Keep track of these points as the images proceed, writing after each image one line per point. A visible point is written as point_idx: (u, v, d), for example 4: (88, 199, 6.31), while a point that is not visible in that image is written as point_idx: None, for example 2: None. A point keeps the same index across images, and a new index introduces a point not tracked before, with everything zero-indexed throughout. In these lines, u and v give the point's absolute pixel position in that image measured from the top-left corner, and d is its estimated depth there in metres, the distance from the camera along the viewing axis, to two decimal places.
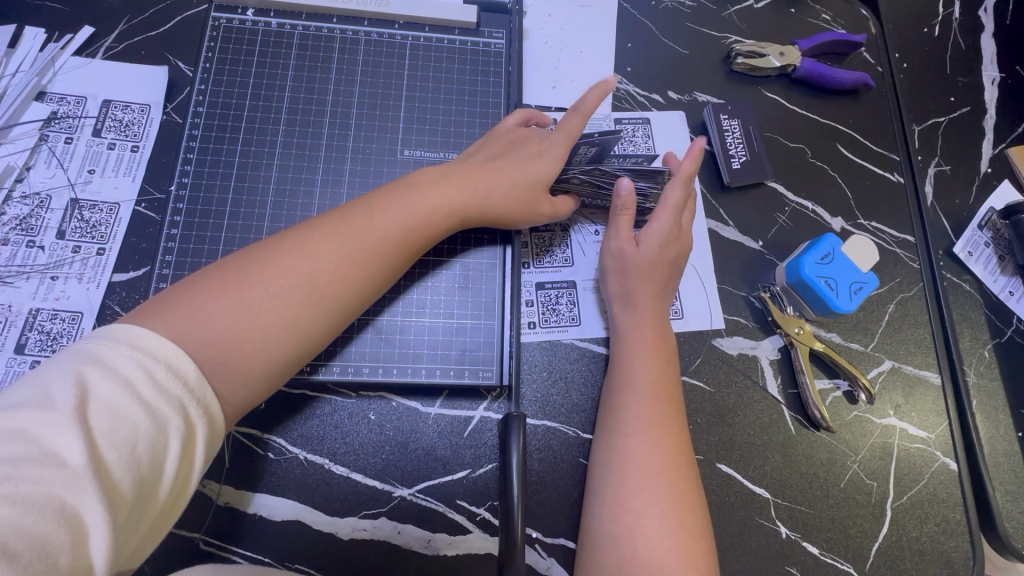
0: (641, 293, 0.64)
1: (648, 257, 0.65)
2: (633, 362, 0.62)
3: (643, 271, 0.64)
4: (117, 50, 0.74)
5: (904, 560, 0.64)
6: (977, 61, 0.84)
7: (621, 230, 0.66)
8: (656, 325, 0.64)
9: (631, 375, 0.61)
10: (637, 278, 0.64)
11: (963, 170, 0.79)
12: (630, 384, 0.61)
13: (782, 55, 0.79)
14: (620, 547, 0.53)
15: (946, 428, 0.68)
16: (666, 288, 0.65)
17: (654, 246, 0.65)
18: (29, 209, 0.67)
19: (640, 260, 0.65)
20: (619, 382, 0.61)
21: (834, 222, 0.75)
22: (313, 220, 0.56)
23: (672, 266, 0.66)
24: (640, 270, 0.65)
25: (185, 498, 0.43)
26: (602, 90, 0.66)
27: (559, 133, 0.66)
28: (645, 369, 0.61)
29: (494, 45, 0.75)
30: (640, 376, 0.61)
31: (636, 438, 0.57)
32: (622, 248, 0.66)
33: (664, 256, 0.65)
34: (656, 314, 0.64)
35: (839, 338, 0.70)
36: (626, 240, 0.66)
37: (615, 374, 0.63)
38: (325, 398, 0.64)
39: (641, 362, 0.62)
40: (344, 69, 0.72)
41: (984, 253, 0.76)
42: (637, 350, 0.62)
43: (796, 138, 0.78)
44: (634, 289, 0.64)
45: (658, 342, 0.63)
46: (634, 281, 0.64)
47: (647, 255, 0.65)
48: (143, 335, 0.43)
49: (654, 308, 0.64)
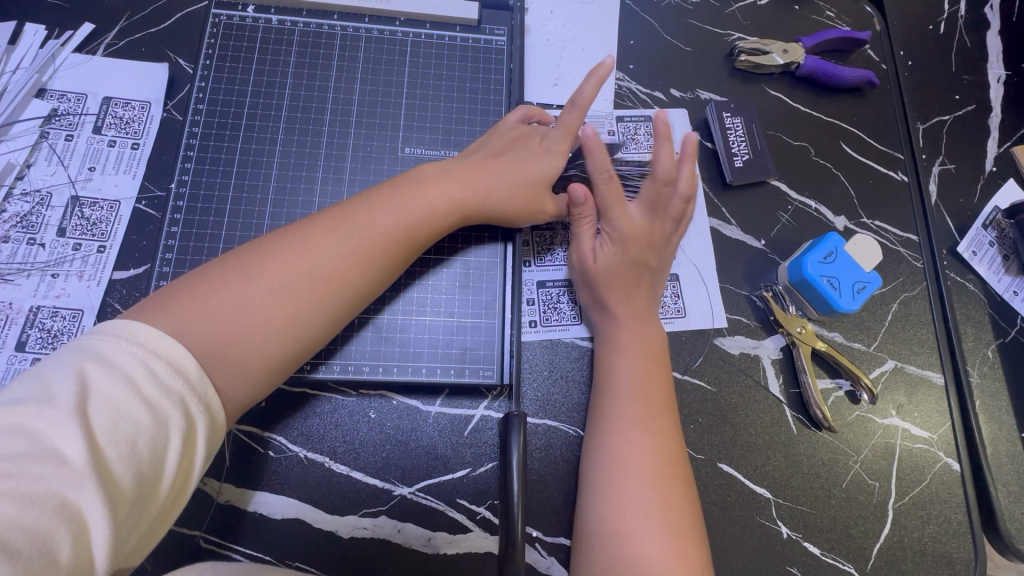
0: (603, 301, 0.64)
1: (605, 267, 0.64)
2: (610, 367, 0.62)
3: (601, 280, 0.64)
4: (118, 47, 0.74)
5: (906, 561, 0.63)
6: (982, 59, 0.83)
7: (580, 241, 0.66)
8: (631, 328, 0.63)
9: (611, 380, 0.61)
10: (598, 286, 0.64)
11: (968, 169, 0.79)
12: (609, 388, 0.61)
13: (786, 53, 0.78)
14: (608, 546, 0.53)
15: (949, 428, 0.68)
16: (633, 291, 0.64)
17: (609, 256, 0.64)
18: (29, 207, 0.67)
19: (600, 270, 0.64)
20: (602, 384, 0.62)
21: (836, 221, 0.75)
22: (315, 216, 0.55)
23: (634, 269, 0.64)
24: (603, 278, 0.64)
25: (186, 494, 0.43)
26: (597, 79, 0.65)
27: (558, 130, 0.66)
28: (626, 372, 0.61)
29: (495, 42, 0.75)
30: (619, 379, 0.61)
31: (623, 437, 0.57)
32: (583, 260, 0.66)
33: (624, 262, 0.64)
34: (633, 318, 0.63)
35: (842, 338, 0.70)
36: (585, 250, 0.66)
37: (598, 377, 0.63)
38: (325, 397, 0.64)
39: (618, 366, 0.61)
40: (344, 66, 0.72)
41: (988, 253, 0.76)
42: (614, 355, 0.62)
43: (799, 136, 0.77)
44: (604, 296, 0.64)
45: (639, 345, 0.62)
46: (602, 289, 0.64)
47: (605, 264, 0.64)
48: (145, 331, 0.43)
49: (628, 311, 0.64)
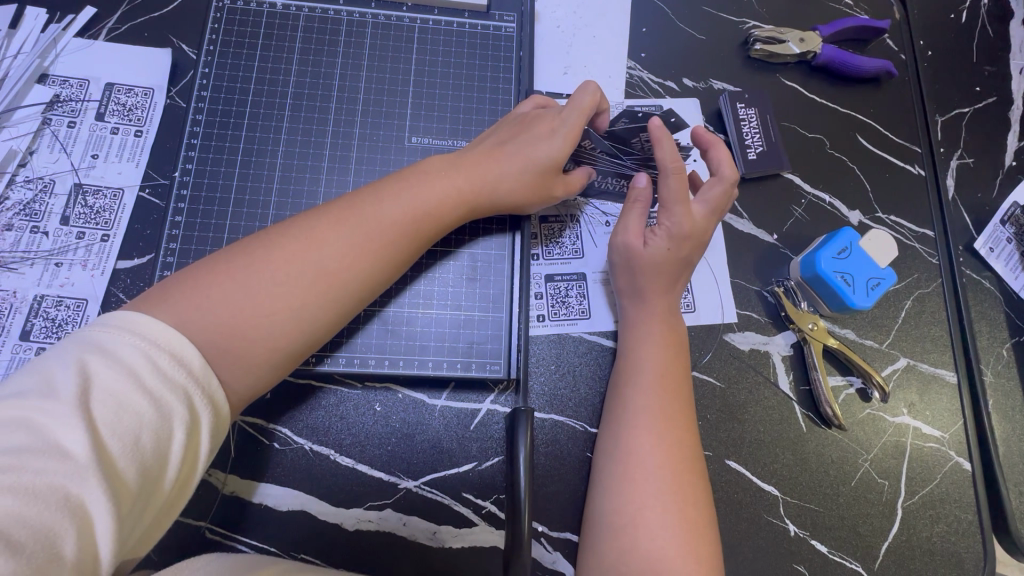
0: (650, 288, 0.63)
1: (654, 256, 0.62)
2: (635, 358, 0.61)
3: (651, 268, 0.62)
4: (120, 31, 0.72)
5: (914, 559, 0.63)
6: (1004, 49, 0.81)
7: (632, 227, 0.64)
8: (664, 318, 0.62)
9: (636, 369, 0.60)
10: (646, 273, 0.63)
11: (987, 163, 0.77)
12: (633, 377, 0.60)
13: (802, 41, 0.76)
14: (621, 538, 0.53)
15: (961, 427, 0.67)
16: (675, 283, 0.64)
17: (663, 244, 0.62)
18: (33, 194, 0.66)
19: (648, 259, 0.62)
20: (624, 374, 0.61)
21: (851, 216, 0.73)
22: (320, 208, 0.54)
23: (682, 263, 0.63)
24: (647, 267, 0.63)
25: (191, 486, 0.43)
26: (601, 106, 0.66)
27: (571, 110, 0.63)
28: (653, 362, 0.60)
29: (505, 29, 0.73)
30: (642, 370, 0.60)
31: (639, 429, 0.57)
32: (629, 245, 0.63)
33: (673, 254, 0.62)
34: (667, 309, 0.63)
35: (854, 335, 0.69)
36: (634, 235, 0.64)
37: (620, 368, 0.62)
38: (331, 389, 0.64)
39: (644, 358, 0.61)
40: (351, 53, 0.70)
41: (1006, 249, 0.74)
42: (642, 344, 0.61)
43: (814, 127, 0.76)
44: (643, 286, 0.63)
45: (668, 335, 0.62)
46: (643, 279, 0.63)
47: (656, 255, 0.62)
48: (148, 324, 0.42)
49: (663, 303, 0.63)
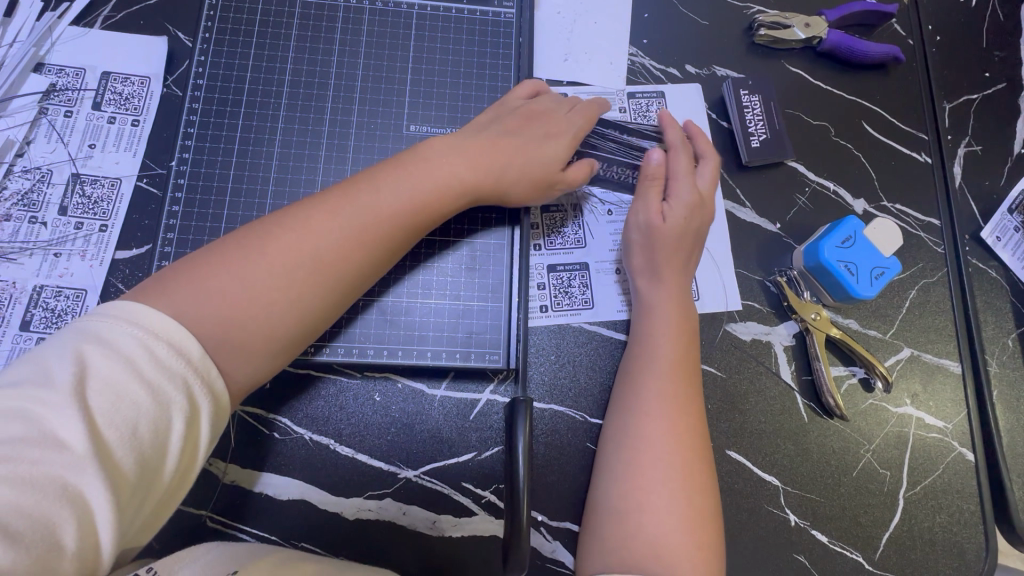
0: (671, 264, 0.63)
1: (675, 228, 0.63)
2: (653, 340, 0.60)
3: (672, 241, 0.63)
4: (115, 20, 0.72)
5: (915, 550, 0.63)
6: (1014, 33, 0.79)
7: (648, 202, 0.64)
8: (683, 300, 0.62)
9: (654, 353, 0.60)
10: (667, 248, 0.63)
11: (995, 150, 0.76)
12: (649, 364, 0.59)
13: (808, 27, 0.75)
14: (624, 523, 0.52)
15: (965, 417, 0.67)
16: (691, 257, 0.64)
17: (682, 216, 0.63)
18: (30, 184, 0.66)
19: (669, 232, 0.63)
20: (639, 359, 0.60)
21: (856, 205, 0.72)
22: (315, 198, 0.53)
23: (697, 236, 0.64)
24: (667, 242, 0.63)
25: (192, 475, 0.43)
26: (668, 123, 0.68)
27: (578, 113, 0.65)
28: (668, 345, 0.60)
29: (504, 15, 0.72)
30: (659, 354, 0.59)
31: (652, 418, 0.56)
32: (650, 220, 0.64)
33: (690, 225, 0.63)
34: (685, 289, 0.63)
35: (857, 325, 0.68)
36: (653, 211, 0.64)
37: (637, 348, 0.61)
38: (330, 379, 0.64)
39: (664, 338, 0.60)
40: (348, 40, 0.69)
41: (1013, 238, 0.73)
42: (660, 324, 0.61)
43: (819, 115, 0.74)
44: (664, 261, 0.63)
45: (686, 314, 0.62)
46: (664, 253, 0.63)
47: (675, 227, 0.63)
48: (147, 314, 0.42)
49: (681, 280, 0.63)
